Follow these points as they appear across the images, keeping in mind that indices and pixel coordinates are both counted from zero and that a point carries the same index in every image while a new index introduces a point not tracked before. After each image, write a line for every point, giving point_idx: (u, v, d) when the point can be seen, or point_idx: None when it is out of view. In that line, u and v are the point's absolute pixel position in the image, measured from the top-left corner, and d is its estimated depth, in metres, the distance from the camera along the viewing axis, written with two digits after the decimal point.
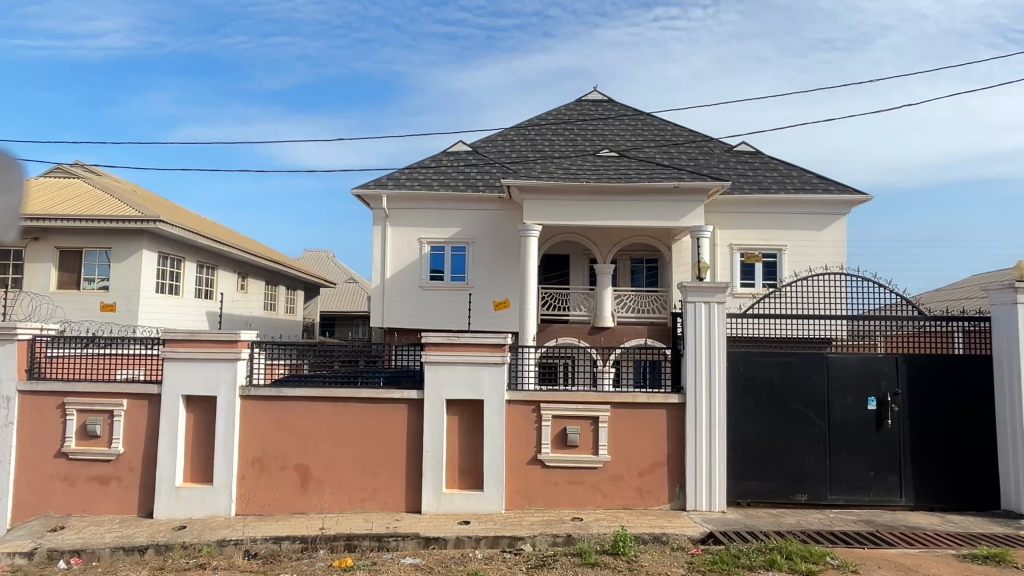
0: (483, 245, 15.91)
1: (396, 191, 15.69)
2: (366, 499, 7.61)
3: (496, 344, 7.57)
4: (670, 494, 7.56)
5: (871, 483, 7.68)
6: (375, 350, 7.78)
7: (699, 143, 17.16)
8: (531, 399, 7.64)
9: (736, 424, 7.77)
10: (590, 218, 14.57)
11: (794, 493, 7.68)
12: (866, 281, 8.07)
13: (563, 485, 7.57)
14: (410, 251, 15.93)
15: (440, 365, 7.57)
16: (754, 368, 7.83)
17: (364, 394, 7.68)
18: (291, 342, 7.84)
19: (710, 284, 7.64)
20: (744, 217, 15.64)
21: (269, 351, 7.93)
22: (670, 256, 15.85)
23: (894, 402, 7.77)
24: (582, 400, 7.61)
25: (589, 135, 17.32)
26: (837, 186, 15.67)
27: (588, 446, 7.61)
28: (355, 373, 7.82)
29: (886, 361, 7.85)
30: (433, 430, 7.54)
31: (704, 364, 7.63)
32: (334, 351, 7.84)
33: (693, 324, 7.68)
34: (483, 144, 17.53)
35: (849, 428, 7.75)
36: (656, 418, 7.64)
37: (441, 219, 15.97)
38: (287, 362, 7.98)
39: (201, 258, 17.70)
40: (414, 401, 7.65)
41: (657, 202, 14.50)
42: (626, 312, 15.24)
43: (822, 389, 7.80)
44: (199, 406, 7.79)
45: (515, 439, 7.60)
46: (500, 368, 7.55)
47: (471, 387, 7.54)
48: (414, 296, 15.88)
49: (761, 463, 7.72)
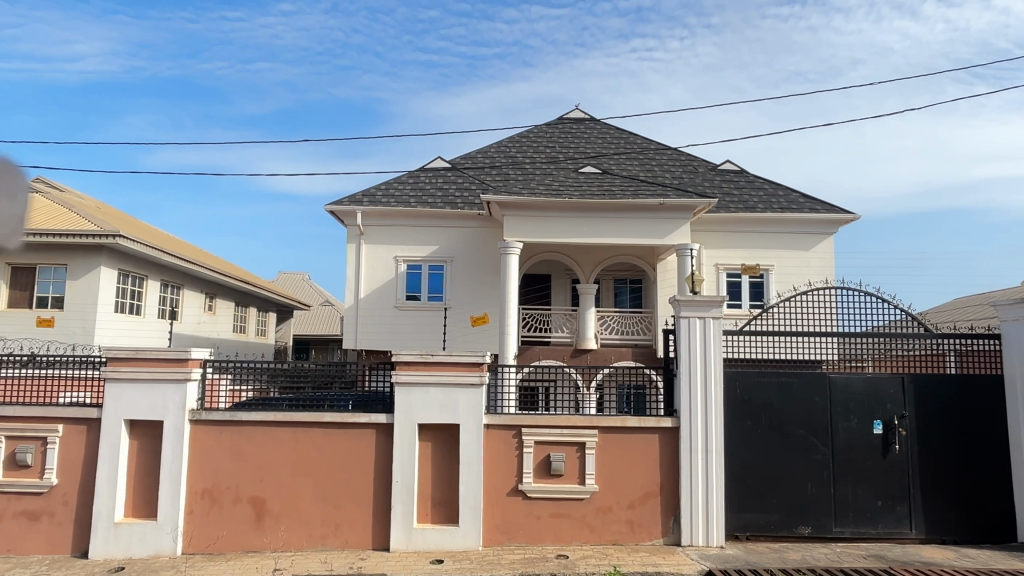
0: (462, 263, 15.31)
1: (371, 207, 15.06)
2: (329, 536, 6.87)
3: (473, 363, 6.94)
4: (663, 528, 6.92)
5: (878, 514, 7.11)
6: (357, 376, 7.16)
7: (683, 161, 16.80)
8: (512, 423, 6.98)
9: (733, 450, 7.17)
10: (573, 236, 14.04)
11: (797, 525, 7.08)
12: (869, 296, 7.56)
13: (545, 518, 6.90)
14: (386, 269, 15.27)
15: (412, 387, 6.90)
16: (752, 390, 7.26)
17: (327, 419, 6.98)
18: (261, 362, 7.22)
19: (705, 298, 7.11)
20: (730, 236, 15.22)
21: (233, 368, 7.26)
22: (653, 275, 15.42)
23: (901, 425, 7.23)
24: (568, 424, 6.97)
25: (572, 151, 16.86)
26: (824, 206, 15.34)
27: (574, 475, 6.96)
28: (321, 397, 7.12)
29: (891, 383, 7.32)
30: (403, 459, 6.83)
31: (699, 385, 7.04)
32: (308, 374, 7.21)
33: (686, 340, 7.12)
34: (463, 160, 16.99)
35: (854, 455, 7.18)
36: (648, 444, 7.02)
37: (418, 236, 15.37)
38: (253, 388, 7.28)
39: (165, 277, 16.85)
40: (383, 426, 6.96)
41: (642, 219, 14.05)
42: (609, 334, 14.71)
43: (824, 411, 7.24)
44: (144, 433, 7.04)
45: (494, 469, 6.93)
46: (478, 389, 6.90)
47: (446, 410, 6.87)
48: (389, 316, 15.19)
49: (761, 492, 7.12)
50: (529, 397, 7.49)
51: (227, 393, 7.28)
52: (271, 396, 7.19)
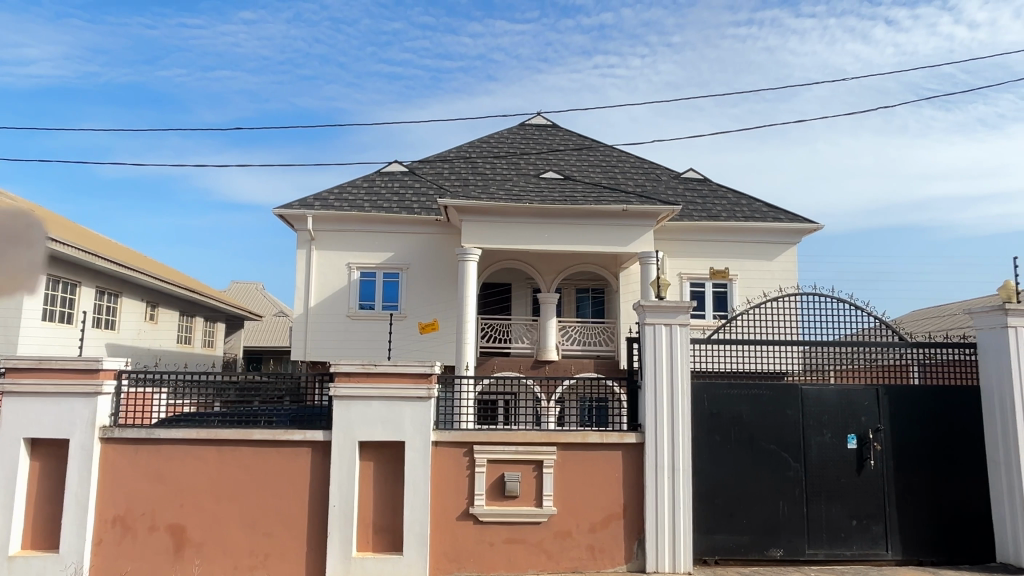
0: (419, 271, 14.67)
1: (323, 212, 14.34)
2: (256, 568, 6.16)
3: (421, 374, 6.32)
4: (627, 553, 6.37)
5: (853, 535, 6.68)
6: (302, 390, 6.54)
7: (646, 169, 16.45)
8: (463, 441, 6.38)
9: (701, 467, 6.68)
10: (534, 242, 13.52)
11: (768, 547, 6.61)
12: (842, 302, 7.18)
13: (499, 545, 6.29)
14: (338, 277, 14.56)
15: (353, 401, 6.26)
16: (721, 403, 6.79)
17: (257, 436, 6.28)
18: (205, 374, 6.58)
19: (672, 303, 6.64)
20: (693, 245, 14.89)
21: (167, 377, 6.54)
22: (615, 284, 14.99)
23: (876, 439, 6.84)
24: (524, 440, 6.41)
25: (533, 158, 16.38)
26: (787, 215, 15.15)
27: (530, 496, 6.39)
28: (253, 411, 6.42)
29: (866, 395, 6.93)
30: (341, 481, 6.16)
31: (665, 397, 6.55)
32: (256, 388, 6.54)
33: (653, 348, 6.62)
34: (420, 165, 16.41)
35: (827, 471, 6.76)
36: (612, 461, 6.49)
37: (373, 243, 14.70)
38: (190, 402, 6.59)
39: (100, 283, 15.81)
40: (320, 444, 6.29)
41: (605, 225, 13.61)
42: (571, 345, 14.23)
43: (796, 425, 6.81)
44: (45, 453, 6.24)
45: (443, 491, 6.31)
46: (426, 403, 6.28)
47: (391, 427, 6.23)
48: (340, 326, 14.45)
49: (730, 513, 6.63)
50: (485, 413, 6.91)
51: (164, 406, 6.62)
52: (212, 410, 6.51)
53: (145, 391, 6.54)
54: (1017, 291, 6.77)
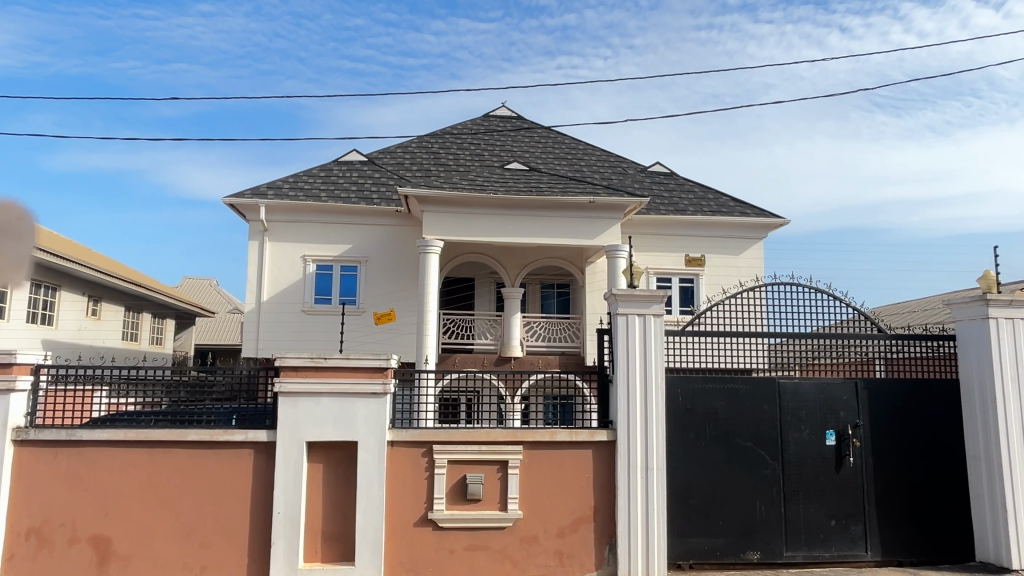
0: (378, 264, 14.07)
1: (276, 201, 13.67)
2: None
3: (376, 368, 5.81)
4: (597, 559, 5.96)
5: (832, 535, 6.38)
6: (240, 388, 6.00)
7: (612, 162, 16.14)
8: (422, 440, 5.89)
9: (675, 466, 6.31)
10: (498, 234, 13.05)
11: (744, 550, 6.27)
12: (819, 292, 6.88)
13: (460, 552, 5.81)
14: (292, 270, 13.88)
15: (300, 398, 5.71)
16: (695, 398, 6.43)
17: (193, 437, 5.69)
18: (149, 370, 6.01)
19: (645, 292, 6.25)
20: (660, 240, 14.57)
21: (96, 373, 5.93)
22: (581, 279, 14.63)
23: (854, 435, 6.55)
24: (487, 439, 5.95)
25: (497, 149, 15.92)
26: (754, 210, 14.99)
27: (494, 499, 5.93)
28: (197, 411, 5.86)
29: (845, 388, 6.65)
30: (287, 486, 5.61)
31: (638, 392, 6.15)
32: (204, 385, 6.00)
33: (625, 340, 6.22)
34: (380, 154, 15.82)
35: (806, 469, 6.45)
36: (582, 460, 6.07)
37: (329, 234, 14.05)
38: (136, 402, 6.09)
39: (36, 276, 14.82)
40: (264, 445, 5.73)
41: (571, 217, 13.23)
42: (535, 341, 13.84)
43: (773, 420, 6.49)
44: None
45: (399, 495, 5.80)
46: (381, 400, 5.77)
47: (342, 425, 5.71)
48: (295, 320, 13.80)
49: (706, 514, 6.27)
50: (446, 411, 6.42)
51: (101, 404, 6.02)
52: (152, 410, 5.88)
53: (76, 390, 5.93)
54: (998, 281, 6.54)
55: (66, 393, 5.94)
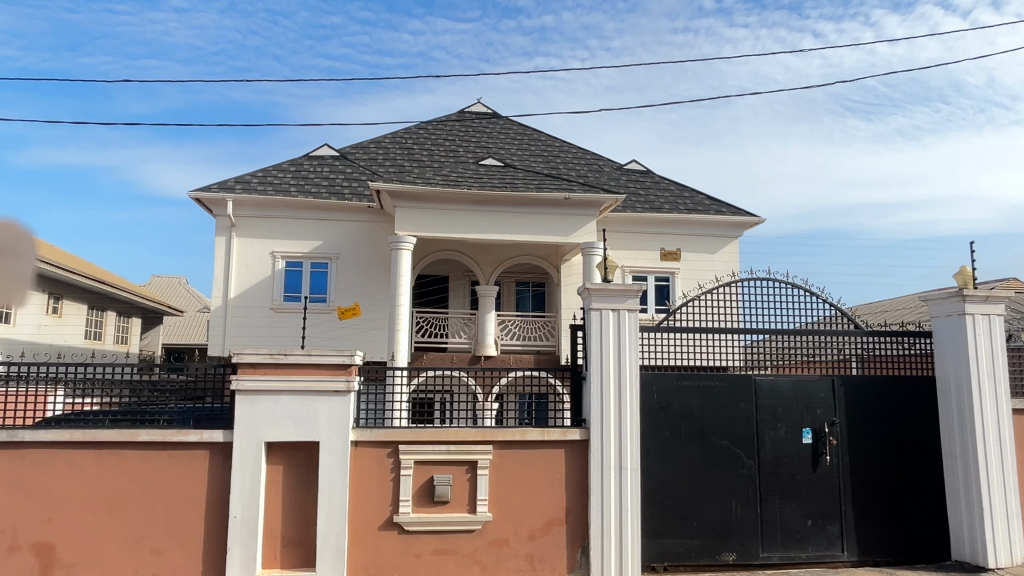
0: (349, 260, 13.76)
1: (244, 195, 13.31)
2: None
3: (339, 364, 5.56)
4: (570, 562, 5.77)
5: (808, 536, 6.26)
6: (200, 387, 5.73)
7: (588, 159, 16.00)
8: (388, 440, 5.65)
9: (649, 465, 6.14)
10: (472, 231, 12.82)
11: (719, 551, 6.12)
12: (797, 288, 6.75)
13: (426, 557, 5.58)
14: (261, 266, 13.53)
15: (259, 396, 5.45)
16: (670, 396, 6.27)
17: (144, 438, 5.39)
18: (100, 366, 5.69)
19: (620, 286, 6.07)
20: (636, 237, 14.44)
21: (48, 371, 5.67)
22: (557, 277, 14.45)
23: (831, 433, 6.44)
24: (456, 439, 5.72)
25: (472, 145, 15.69)
26: (729, 208, 14.94)
27: (462, 502, 5.71)
28: (155, 410, 5.56)
29: (822, 386, 6.53)
30: (244, 489, 5.33)
31: (612, 390, 5.97)
32: (159, 383, 5.69)
33: (598, 336, 6.04)
34: (353, 149, 15.52)
35: (782, 468, 6.32)
36: (554, 460, 5.87)
37: (299, 230, 13.72)
38: (95, 402, 5.73)
39: None
40: (220, 446, 5.45)
41: (546, 214, 13.06)
42: (510, 340, 13.62)
43: (749, 418, 6.35)
44: None
45: (363, 498, 5.56)
46: (344, 398, 5.52)
47: (303, 425, 5.45)
48: (263, 318, 13.44)
49: (680, 514, 6.11)
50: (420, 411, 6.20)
51: (58, 405, 5.74)
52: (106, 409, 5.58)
53: (30, 391, 5.65)
54: (974, 276, 6.48)
55: (18, 394, 5.67)
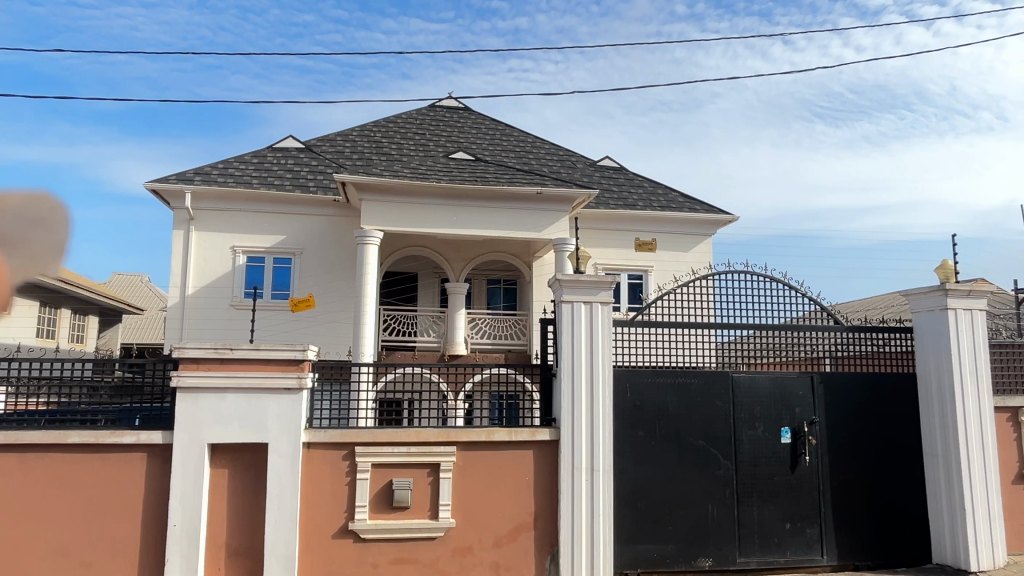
0: (313, 255, 13.27)
1: (203, 187, 12.75)
2: None
3: (290, 360, 5.15)
4: (538, 570, 5.43)
5: (787, 539, 6.00)
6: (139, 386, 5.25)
7: (561, 155, 15.71)
8: (343, 442, 5.25)
9: (622, 466, 5.83)
10: (441, 225, 12.43)
11: (695, 557, 5.83)
12: (776, 283, 6.51)
13: (385, 567, 5.20)
14: (221, 262, 12.99)
15: (202, 393, 5.02)
16: (645, 393, 5.97)
17: (74, 440, 4.92)
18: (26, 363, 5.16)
19: (592, 278, 5.75)
20: (608, 235, 14.19)
21: None
22: (528, 275, 14.13)
23: (811, 433, 6.19)
24: (417, 440, 5.34)
25: (443, 139, 15.30)
26: (702, 206, 14.77)
27: (423, 507, 5.33)
28: (93, 409, 5.12)
29: (801, 383, 6.29)
30: (185, 495, 4.90)
31: (585, 387, 5.65)
32: (93, 381, 5.20)
33: (570, 330, 5.71)
34: (319, 142, 15.03)
35: (760, 469, 6.05)
36: (523, 462, 5.53)
37: (262, 224, 13.20)
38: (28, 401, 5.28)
39: None
40: (159, 449, 5.01)
41: (518, 208, 12.73)
42: (481, 338, 13.27)
43: (726, 417, 6.08)
44: None
45: (316, 505, 5.16)
46: (295, 396, 5.12)
47: (250, 425, 5.04)
48: (223, 315, 12.91)
49: (654, 518, 5.81)
50: (387, 414, 5.77)
51: None
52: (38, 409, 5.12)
53: None
54: (955, 270, 6.29)
55: None
